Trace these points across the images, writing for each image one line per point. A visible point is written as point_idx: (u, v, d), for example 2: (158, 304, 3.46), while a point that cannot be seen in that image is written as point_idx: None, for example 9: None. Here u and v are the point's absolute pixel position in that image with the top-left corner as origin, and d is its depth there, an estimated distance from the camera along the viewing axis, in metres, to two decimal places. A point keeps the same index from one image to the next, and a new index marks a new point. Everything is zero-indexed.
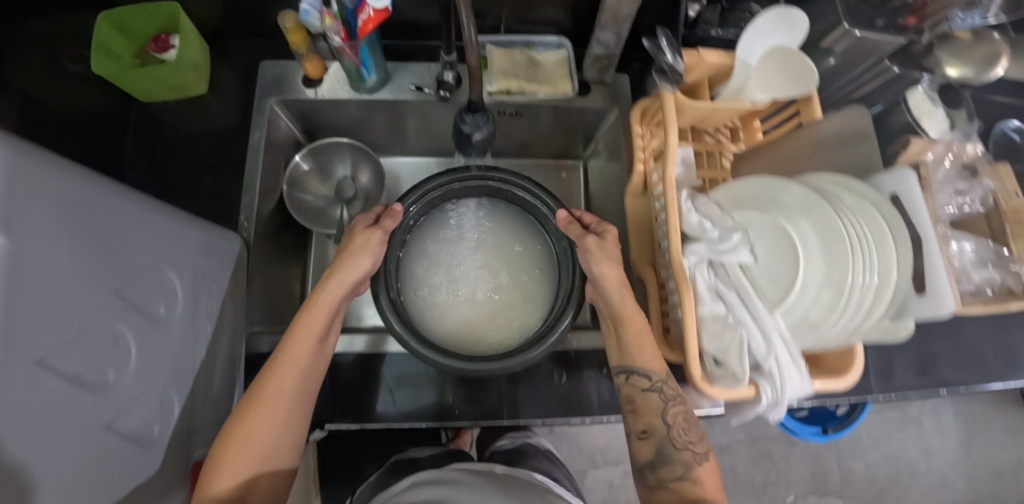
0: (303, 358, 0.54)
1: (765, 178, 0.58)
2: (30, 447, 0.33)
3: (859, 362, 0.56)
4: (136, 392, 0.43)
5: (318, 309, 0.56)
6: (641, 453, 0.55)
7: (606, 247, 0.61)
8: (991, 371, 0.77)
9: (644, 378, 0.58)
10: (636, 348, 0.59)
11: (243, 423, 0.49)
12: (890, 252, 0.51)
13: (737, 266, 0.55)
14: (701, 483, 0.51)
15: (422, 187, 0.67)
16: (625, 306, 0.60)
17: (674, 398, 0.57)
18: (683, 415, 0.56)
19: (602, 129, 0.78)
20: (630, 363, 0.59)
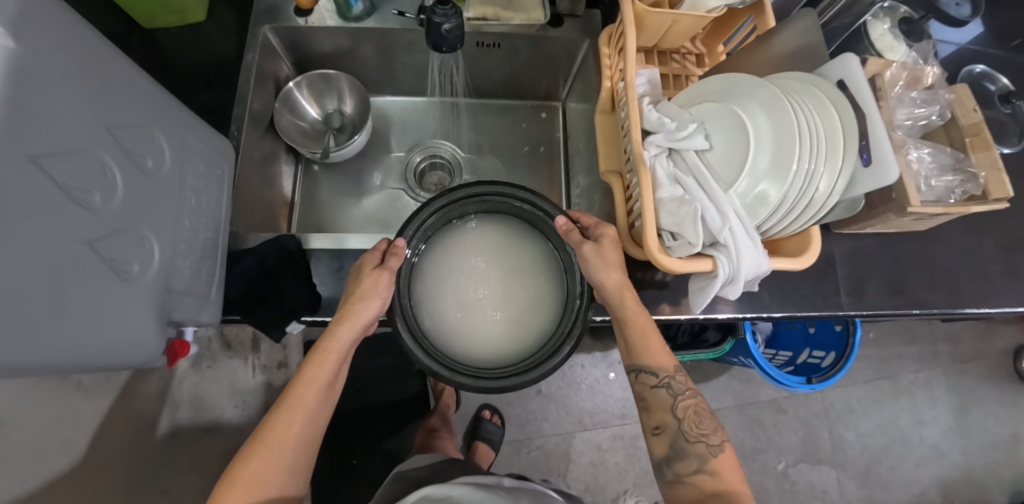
0: (308, 404, 0.56)
1: (722, 77, 0.61)
2: (21, 225, 0.37)
3: (816, 243, 0.57)
4: (118, 225, 0.46)
5: (328, 353, 0.59)
6: (657, 448, 0.60)
7: (601, 256, 0.60)
8: (961, 295, 0.78)
9: (653, 376, 0.61)
10: (646, 351, 0.60)
11: (248, 467, 0.52)
12: (840, 134, 0.54)
13: (693, 152, 0.58)
14: (718, 474, 0.56)
15: (419, 216, 0.64)
16: (632, 317, 0.61)
17: (685, 392, 0.60)
18: (695, 408, 0.60)
19: (576, 67, 0.83)
20: (643, 364, 0.61)
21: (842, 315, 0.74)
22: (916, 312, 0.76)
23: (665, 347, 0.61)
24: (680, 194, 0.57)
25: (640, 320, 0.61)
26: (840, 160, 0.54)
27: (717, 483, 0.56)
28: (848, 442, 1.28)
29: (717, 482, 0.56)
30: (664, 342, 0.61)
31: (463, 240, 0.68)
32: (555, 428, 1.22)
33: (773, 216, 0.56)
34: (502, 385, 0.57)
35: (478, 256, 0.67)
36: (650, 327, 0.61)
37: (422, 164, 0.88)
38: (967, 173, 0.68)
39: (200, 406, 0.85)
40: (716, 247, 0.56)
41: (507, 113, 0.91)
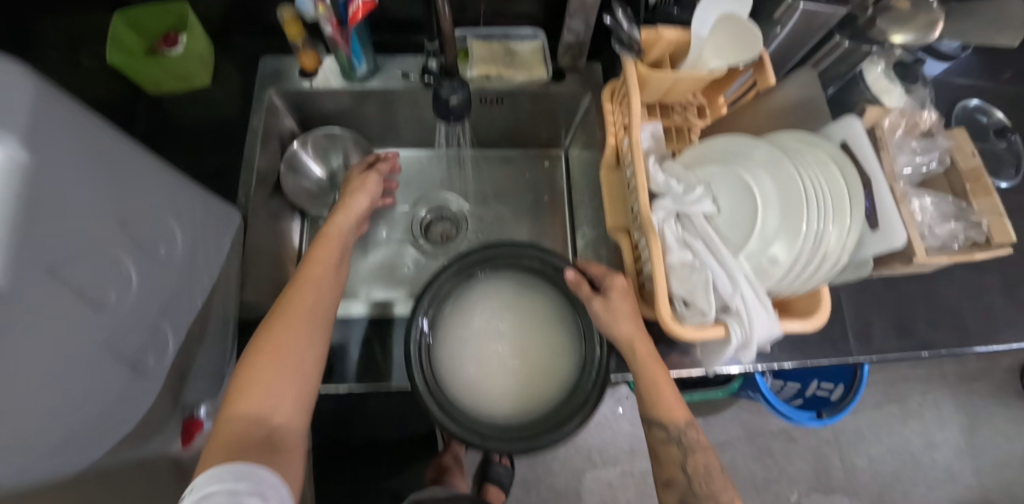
0: (315, 276, 0.61)
1: (726, 139, 0.62)
2: (37, 341, 0.36)
3: (825, 306, 0.57)
4: (133, 319, 0.46)
5: (330, 239, 0.66)
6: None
7: (613, 308, 0.55)
8: (969, 333, 0.78)
9: (662, 429, 0.53)
10: (657, 403, 0.53)
11: (271, 337, 0.53)
12: (846, 194, 0.55)
13: (702, 216, 0.59)
14: None
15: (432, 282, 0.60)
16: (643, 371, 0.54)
17: (697, 448, 0.52)
18: (708, 466, 0.52)
19: (578, 117, 0.84)
20: (652, 417, 0.53)
21: (853, 360, 0.74)
22: (926, 354, 0.76)
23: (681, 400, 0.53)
24: (690, 259, 0.57)
25: (655, 374, 0.53)
26: (848, 219, 0.54)
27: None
28: (859, 469, 1.28)
29: None
30: (679, 396, 0.53)
31: (476, 292, 0.63)
32: (565, 466, 1.22)
33: (786, 276, 0.56)
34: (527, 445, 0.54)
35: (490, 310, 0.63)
36: (664, 379, 0.53)
37: (427, 217, 0.88)
38: (970, 221, 0.69)
39: None
40: (728, 312, 0.56)
41: (510, 161, 0.92)
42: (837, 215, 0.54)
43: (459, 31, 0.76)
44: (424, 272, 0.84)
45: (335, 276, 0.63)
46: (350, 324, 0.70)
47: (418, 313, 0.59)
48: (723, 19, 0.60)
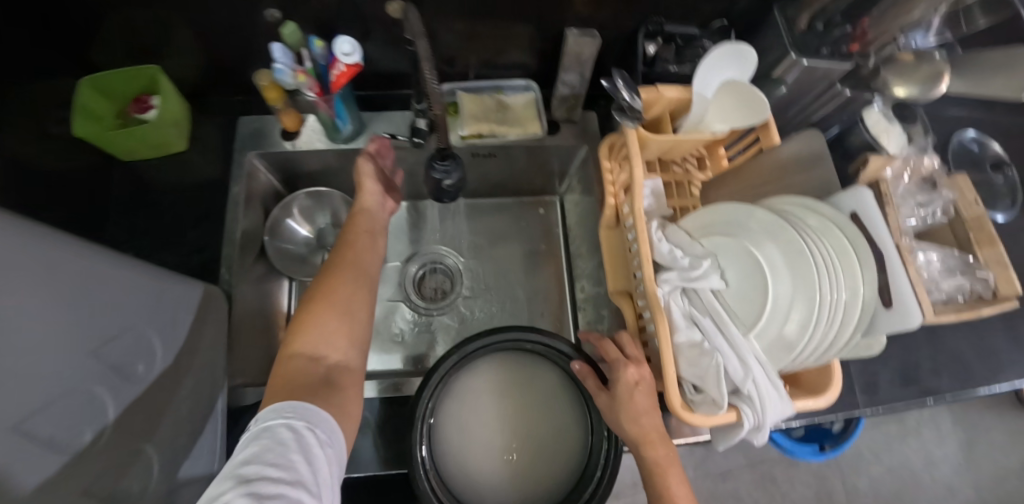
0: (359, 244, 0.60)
1: (730, 205, 0.59)
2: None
3: (837, 381, 0.55)
4: (112, 453, 0.44)
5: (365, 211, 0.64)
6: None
7: (626, 408, 0.52)
8: (974, 377, 0.77)
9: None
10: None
11: (319, 295, 0.51)
12: (856, 265, 0.53)
13: (709, 291, 0.56)
14: None
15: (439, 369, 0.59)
16: (656, 482, 0.51)
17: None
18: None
19: (574, 167, 0.81)
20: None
21: (859, 413, 0.73)
22: (932, 402, 0.75)
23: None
24: (698, 339, 0.55)
25: (670, 484, 0.50)
26: (860, 290, 0.52)
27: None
28: (861, 490, 1.28)
29: None
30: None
31: (478, 372, 0.61)
32: None
33: (799, 352, 0.54)
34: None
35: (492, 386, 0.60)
36: (680, 489, 0.50)
37: (420, 272, 0.85)
38: (976, 275, 0.68)
39: None
40: (739, 394, 0.54)
41: (504, 209, 0.89)
42: (849, 293, 0.52)
43: (447, 86, 0.73)
44: (419, 333, 0.81)
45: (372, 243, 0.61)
46: None
47: (421, 398, 0.57)
48: (726, 85, 0.59)
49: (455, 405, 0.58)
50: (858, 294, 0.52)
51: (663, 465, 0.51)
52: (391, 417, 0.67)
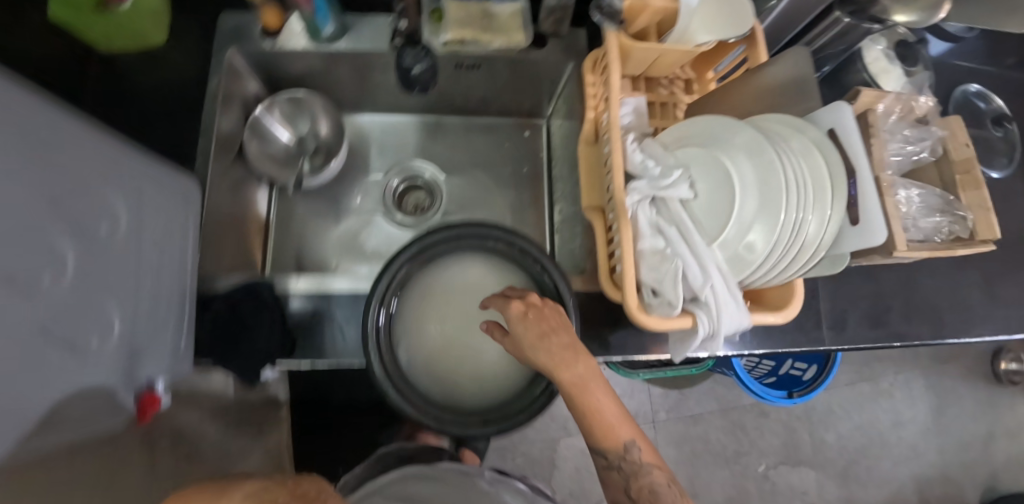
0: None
1: (710, 118, 0.58)
2: None
3: (797, 299, 0.55)
4: (71, 303, 0.44)
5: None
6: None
7: (534, 344, 0.51)
8: (943, 326, 0.78)
9: (604, 457, 0.52)
10: (598, 429, 0.51)
11: None
12: (828, 185, 0.53)
13: (677, 201, 0.56)
14: None
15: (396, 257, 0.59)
16: (579, 401, 0.51)
17: (641, 471, 0.51)
18: (658, 483, 0.52)
19: (561, 86, 0.79)
20: (596, 444, 0.52)
21: (824, 349, 0.73)
22: (897, 345, 0.76)
23: (625, 420, 0.52)
24: (661, 247, 0.55)
25: (589, 401, 0.51)
26: (829, 211, 0.52)
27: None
28: (827, 444, 1.31)
29: None
30: (621, 417, 0.52)
31: (439, 279, 0.61)
32: (540, 434, 1.24)
33: (763, 265, 0.54)
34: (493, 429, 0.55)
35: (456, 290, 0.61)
36: (603, 403, 0.51)
37: (400, 188, 0.86)
38: (955, 215, 0.67)
39: None
40: (697, 304, 0.54)
41: (490, 132, 0.88)
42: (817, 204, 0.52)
43: None
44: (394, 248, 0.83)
45: None
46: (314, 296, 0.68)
47: (370, 310, 0.57)
48: None
49: (420, 301, 0.60)
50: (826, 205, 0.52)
51: (582, 385, 0.51)
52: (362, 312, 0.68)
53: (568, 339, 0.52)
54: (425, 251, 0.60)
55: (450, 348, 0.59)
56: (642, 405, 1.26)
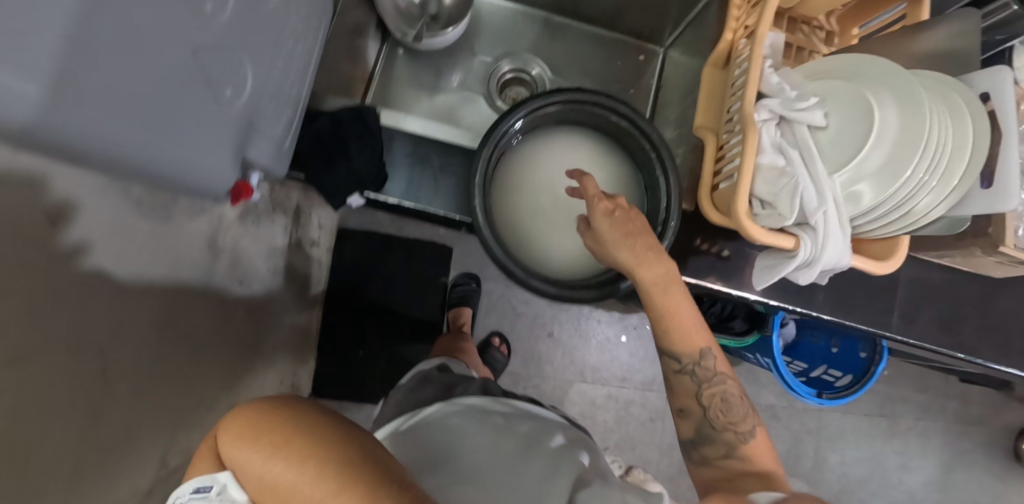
0: None
1: (857, 56, 0.57)
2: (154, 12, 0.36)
3: (901, 252, 0.56)
4: (222, 41, 0.45)
5: None
6: (682, 431, 0.52)
7: (614, 232, 0.51)
8: (1012, 352, 0.75)
9: (675, 361, 0.52)
10: (672, 330, 0.52)
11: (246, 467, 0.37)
12: (964, 156, 0.52)
13: (807, 126, 0.55)
14: (749, 461, 0.47)
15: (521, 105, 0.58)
16: (653, 299, 0.51)
17: (713, 378, 0.51)
18: (731, 392, 0.50)
19: (692, 16, 0.79)
20: (668, 347, 0.52)
21: (889, 334, 0.72)
22: (959, 356, 0.74)
23: (698, 327, 0.52)
24: (781, 164, 0.53)
25: (662, 301, 0.51)
26: (952, 184, 0.52)
27: (747, 467, 0.47)
28: (829, 465, 1.30)
29: (746, 469, 0.47)
30: (696, 323, 0.51)
31: (544, 147, 0.62)
32: (556, 372, 1.26)
33: (866, 214, 0.55)
34: (579, 294, 0.55)
35: (557, 157, 0.62)
36: (678, 305, 0.51)
37: (508, 75, 0.89)
38: None
39: (238, 262, 0.86)
40: (803, 229, 0.53)
41: (606, 46, 0.91)
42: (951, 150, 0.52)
43: None
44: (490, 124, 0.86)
45: None
46: (413, 140, 0.75)
47: (484, 151, 0.55)
48: None
49: (522, 164, 0.62)
50: (961, 154, 0.52)
51: (660, 283, 0.51)
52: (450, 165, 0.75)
53: (645, 233, 0.52)
54: (544, 114, 0.61)
55: (542, 214, 0.61)
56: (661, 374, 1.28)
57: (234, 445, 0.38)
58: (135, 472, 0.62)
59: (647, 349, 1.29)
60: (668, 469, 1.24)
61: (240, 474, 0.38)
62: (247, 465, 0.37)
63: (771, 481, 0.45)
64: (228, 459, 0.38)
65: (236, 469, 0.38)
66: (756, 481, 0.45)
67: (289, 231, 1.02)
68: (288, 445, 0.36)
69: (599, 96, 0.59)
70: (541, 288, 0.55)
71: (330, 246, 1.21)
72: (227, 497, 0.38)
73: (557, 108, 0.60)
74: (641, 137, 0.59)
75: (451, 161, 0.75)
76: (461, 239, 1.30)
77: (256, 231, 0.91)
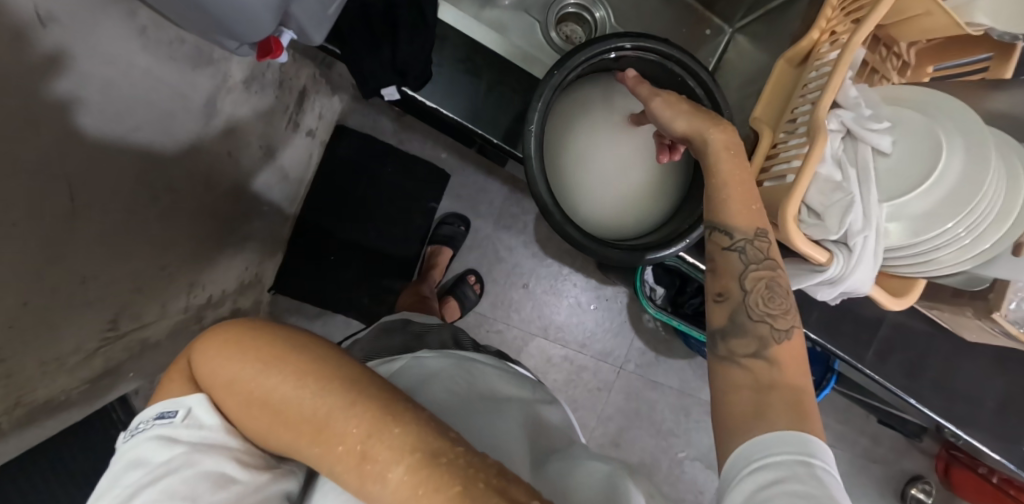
0: (344, 433, 0.32)
1: (939, 93, 0.55)
2: None
3: (915, 293, 0.58)
4: None
5: (369, 441, 0.31)
6: (711, 319, 0.45)
7: (674, 98, 0.51)
8: (953, 407, 0.80)
9: (726, 236, 0.46)
10: (730, 199, 0.46)
11: (224, 371, 0.35)
12: (1005, 224, 0.53)
13: (871, 147, 0.53)
14: (778, 367, 0.41)
15: (606, 41, 0.55)
16: (719, 160, 0.47)
17: (761, 262, 0.45)
18: (776, 285, 0.45)
19: (777, 4, 0.74)
20: (720, 219, 0.46)
21: (859, 366, 0.77)
22: (909, 400, 0.79)
23: (759, 207, 0.47)
24: (838, 179, 0.52)
25: (725, 164, 0.47)
26: (983, 247, 0.53)
27: (778, 376, 0.40)
28: None
29: (775, 374, 0.40)
30: (756, 199, 0.46)
31: (611, 94, 0.61)
32: (520, 322, 1.26)
33: (895, 251, 0.56)
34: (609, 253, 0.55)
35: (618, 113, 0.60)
36: (740, 173, 0.47)
37: (569, 9, 0.83)
38: None
39: (233, 127, 0.79)
40: (839, 247, 0.53)
41: (675, 7, 0.85)
42: (996, 213, 0.53)
43: None
44: (540, 54, 0.80)
45: (354, 441, 0.31)
46: (461, 52, 0.71)
47: (555, 76, 0.53)
48: None
49: (584, 104, 0.60)
50: (1004, 219, 0.53)
51: (728, 147, 0.47)
52: (495, 87, 0.72)
53: (706, 110, 0.51)
54: (627, 57, 0.58)
55: (591, 161, 0.60)
56: (619, 351, 1.30)
57: (214, 367, 0.36)
58: (82, 322, 0.58)
59: (612, 321, 1.29)
60: (600, 437, 1.28)
61: (220, 393, 0.36)
62: (233, 386, 0.35)
63: (801, 402, 0.38)
64: (210, 380, 0.36)
65: (218, 390, 0.36)
66: (785, 397, 0.38)
67: (289, 112, 0.95)
68: (283, 358, 0.34)
69: (690, 57, 0.56)
70: (574, 236, 0.54)
71: (324, 139, 1.14)
72: (195, 421, 0.37)
73: (644, 55, 0.58)
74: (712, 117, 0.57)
75: (496, 84, 0.72)
76: (462, 169, 1.25)
77: (259, 102, 0.84)
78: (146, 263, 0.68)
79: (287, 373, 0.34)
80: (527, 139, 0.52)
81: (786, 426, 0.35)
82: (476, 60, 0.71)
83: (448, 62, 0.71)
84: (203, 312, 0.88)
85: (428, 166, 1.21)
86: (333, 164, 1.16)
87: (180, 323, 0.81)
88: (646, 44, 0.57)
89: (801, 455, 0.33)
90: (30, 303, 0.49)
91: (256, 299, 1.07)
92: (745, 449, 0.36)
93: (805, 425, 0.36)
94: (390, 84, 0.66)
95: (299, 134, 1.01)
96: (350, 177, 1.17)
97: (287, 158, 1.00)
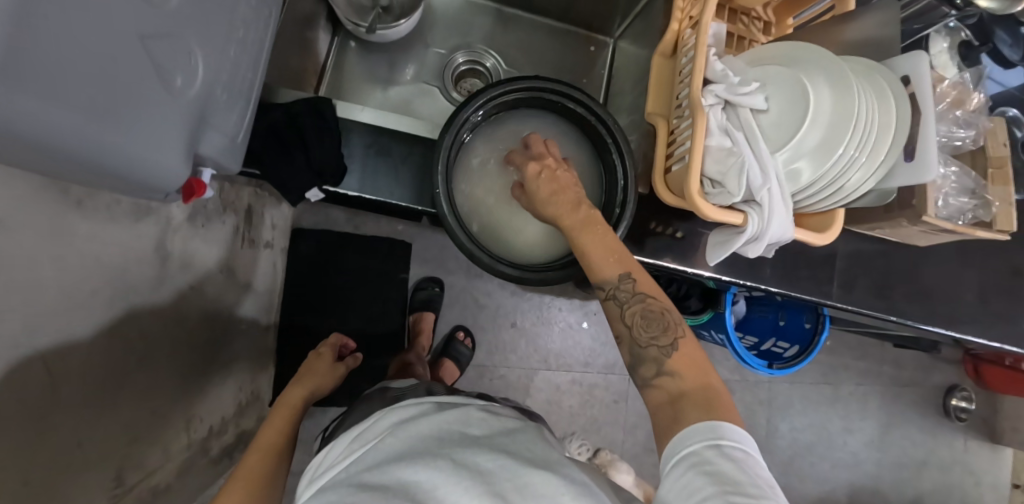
0: (278, 452, 0.66)
1: (793, 43, 0.61)
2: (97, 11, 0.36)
3: (836, 227, 0.62)
4: (171, 33, 0.46)
5: (286, 437, 0.69)
6: (623, 357, 0.53)
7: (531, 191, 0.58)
8: (933, 312, 0.83)
9: (601, 289, 0.54)
10: (593, 263, 0.54)
11: None
12: (889, 135, 0.57)
13: (750, 109, 0.57)
14: (679, 376, 0.48)
15: (483, 94, 0.60)
16: (574, 234, 0.55)
17: (633, 298, 0.51)
18: (652, 309, 0.51)
19: (641, 6, 0.82)
20: (592, 277, 0.54)
21: (830, 302, 0.80)
22: (892, 319, 0.81)
23: (617, 252, 0.53)
24: (728, 145, 0.57)
25: (579, 236, 0.55)
26: (879, 159, 0.58)
27: (682, 384, 0.48)
28: (779, 432, 1.38)
29: (680, 384, 0.48)
30: (613, 250, 0.53)
31: (503, 141, 0.68)
32: (520, 361, 1.28)
33: (803, 190, 0.60)
34: (546, 277, 0.59)
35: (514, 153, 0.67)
36: (592, 238, 0.54)
37: (462, 67, 0.93)
38: (983, 199, 0.72)
39: (189, 263, 0.82)
40: (750, 205, 0.57)
41: (556, 35, 0.94)
42: (879, 130, 0.57)
43: None
44: None
45: (284, 446, 0.68)
46: (372, 133, 0.76)
47: (446, 139, 0.58)
48: None
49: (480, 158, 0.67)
50: (887, 134, 0.57)
51: (575, 222, 0.55)
52: (413, 155, 0.77)
53: (556, 186, 0.56)
54: (504, 102, 0.64)
55: (499, 205, 0.66)
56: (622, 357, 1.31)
57: None
58: (86, 489, 0.60)
59: (606, 331, 1.31)
60: (633, 447, 1.28)
61: None
62: None
63: (708, 398, 0.46)
64: None
65: None
66: (695, 399, 0.46)
67: (241, 233, 0.98)
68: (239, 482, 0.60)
69: (561, 84, 0.62)
70: (507, 272, 0.58)
71: (284, 246, 1.17)
72: None
73: (519, 96, 0.63)
74: (601, 128, 0.63)
75: (411, 152, 0.77)
76: (422, 234, 1.29)
77: (208, 233, 0.87)
78: (138, 411, 0.70)
79: (243, 481, 0.60)
80: (437, 201, 0.57)
81: (697, 420, 0.44)
82: (385, 139, 0.76)
83: (363, 149, 0.76)
84: (208, 443, 0.89)
85: (390, 242, 1.26)
86: (296, 266, 1.19)
87: (186, 461, 0.83)
88: (517, 89, 0.62)
89: (711, 439, 0.42)
90: (30, 482, 0.51)
91: (257, 415, 1.08)
92: (670, 447, 0.45)
93: (715, 415, 0.44)
94: (311, 183, 0.71)
95: (258, 249, 1.06)
96: (318, 274, 1.20)
97: (250, 275, 1.03)
